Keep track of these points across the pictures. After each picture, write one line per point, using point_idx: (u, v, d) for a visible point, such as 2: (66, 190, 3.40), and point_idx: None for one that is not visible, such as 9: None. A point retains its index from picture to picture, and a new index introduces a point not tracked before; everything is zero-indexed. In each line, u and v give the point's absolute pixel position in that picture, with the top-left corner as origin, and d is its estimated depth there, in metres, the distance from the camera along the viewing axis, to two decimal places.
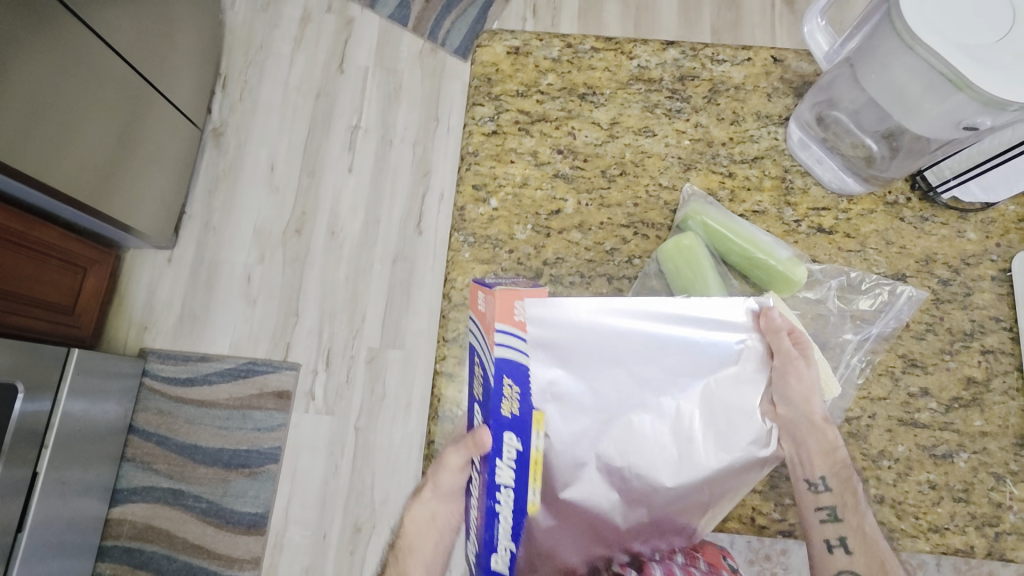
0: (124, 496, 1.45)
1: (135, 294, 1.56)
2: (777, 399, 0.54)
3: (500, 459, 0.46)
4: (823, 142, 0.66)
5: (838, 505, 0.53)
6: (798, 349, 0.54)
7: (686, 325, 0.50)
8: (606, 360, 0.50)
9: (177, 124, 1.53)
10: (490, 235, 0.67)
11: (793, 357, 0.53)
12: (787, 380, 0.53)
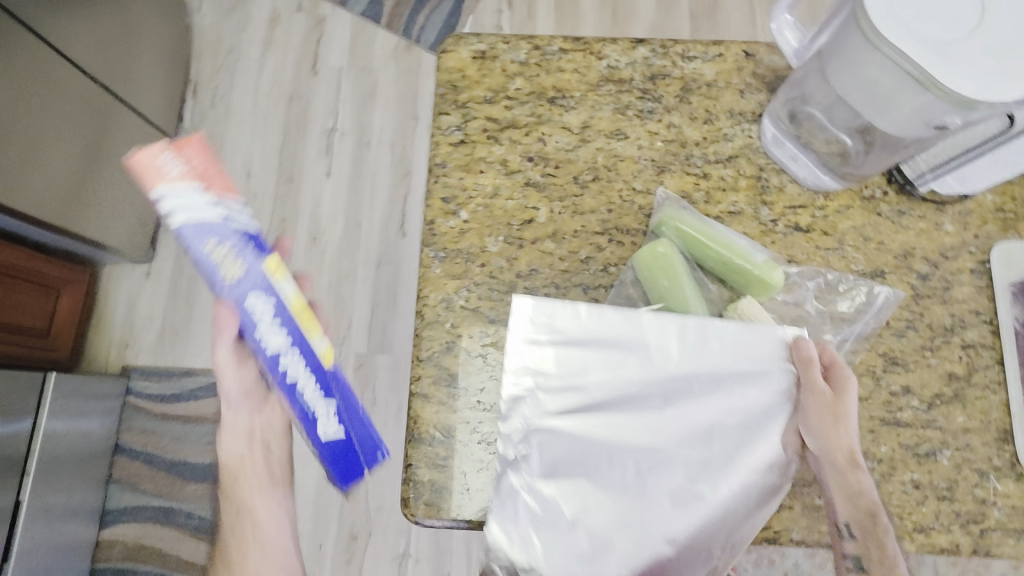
0: (113, 517, 1.43)
1: (114, 311, 1.54)
2: (803, 431, 0.54)
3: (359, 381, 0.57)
4: (797, 139, 0.65)
5: (865, 557, 0.54)
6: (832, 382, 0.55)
7: (719, 353, 0.53)
8: (583, 373, 0.53)
9: (147, 135, 1.48)
10: (462, 248, 0.65)
11: (819, 390, 0.54)
12: (810, 411, 0.54)
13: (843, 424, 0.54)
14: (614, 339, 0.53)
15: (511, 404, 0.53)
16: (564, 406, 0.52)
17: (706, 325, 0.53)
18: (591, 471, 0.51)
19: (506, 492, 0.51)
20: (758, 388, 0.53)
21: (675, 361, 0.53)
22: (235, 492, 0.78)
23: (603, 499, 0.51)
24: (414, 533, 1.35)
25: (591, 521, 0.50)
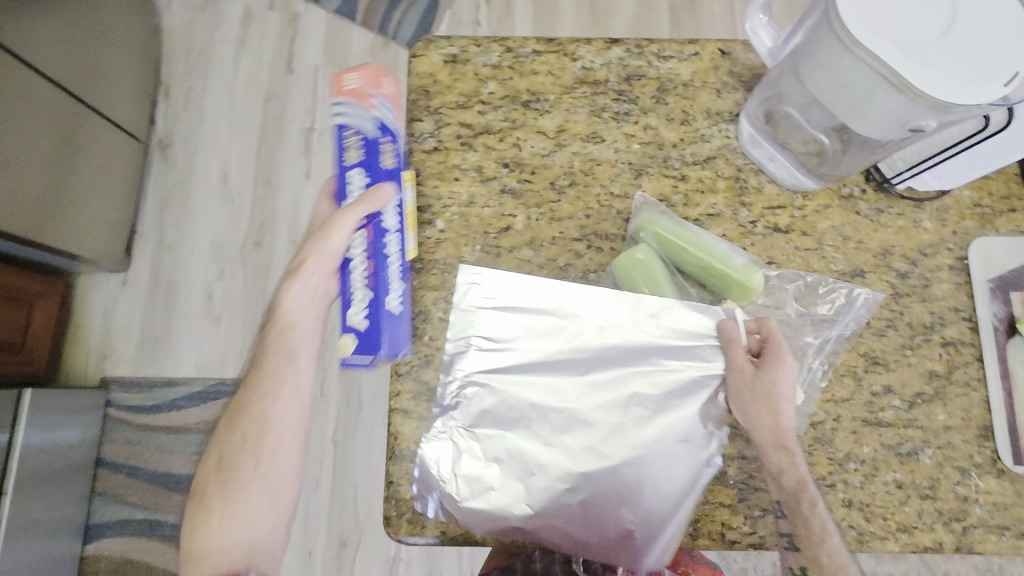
0: (98, 531, 1.41)
1: (91, 322, 1.50)
2: (737, 412, 0.57)
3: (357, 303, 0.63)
4: (773, 138, 0.64)
5: (795, 535, 0.56)
6: (768, 360, 0.57)
7: (643, 331, 0.58)
8: (518, 339, 0.59)
9: (118, 141, 1.44)
10: (439, 258, 0.64)
11: (746, 369, 0.57)
12: (742, 391, 0.57)
13: (771, 392, 0.56)
14: (545, 309, 0.59)
15: (452, 360, 0.58)
16: (501, 366, 0.58)
17: (637, 300, 0.58)
18: (516, 423, 0.57)
19: (437, 437, 0.57)
20: (682, 359, 0.59)
21: (598, 330, 0.59)
22: (276, 347, 0.66)
23: (522, 448, 0.57)
24: None
25: (508, 465, 0.56)
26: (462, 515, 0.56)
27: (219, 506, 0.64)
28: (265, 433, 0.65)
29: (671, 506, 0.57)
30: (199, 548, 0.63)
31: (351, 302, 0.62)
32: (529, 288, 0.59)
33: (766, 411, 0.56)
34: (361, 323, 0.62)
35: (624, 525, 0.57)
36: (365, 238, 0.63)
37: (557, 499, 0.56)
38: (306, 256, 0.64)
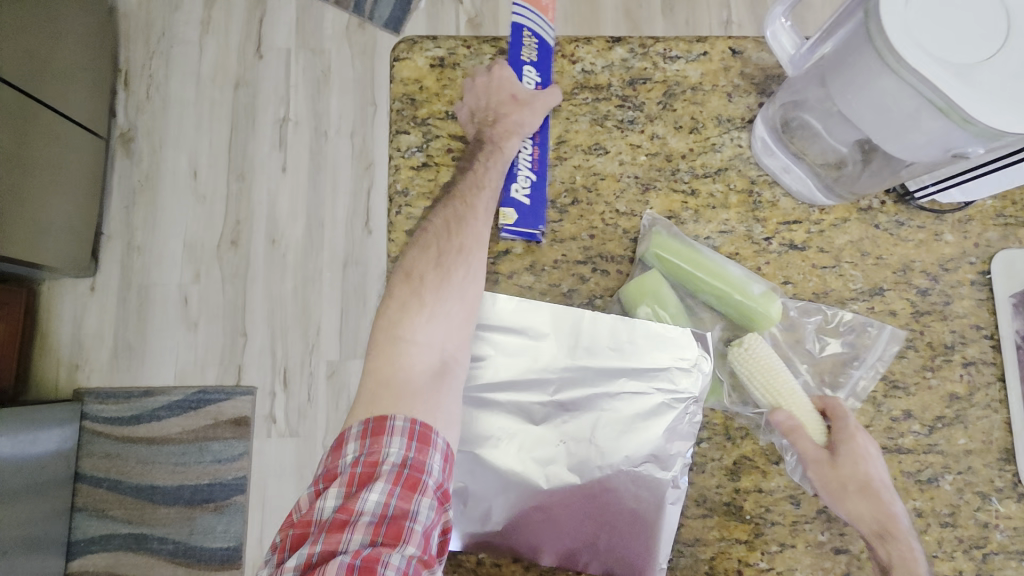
0: (81, 548, 1.36)
1: (60, 330, 1.42)
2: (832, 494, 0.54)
3: (516, 183, 0.60)
4: (788, 148, 0.59)
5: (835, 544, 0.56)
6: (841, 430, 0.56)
7: (605, 348, 0.56)
8: (490, 356, 0.56)
9: (75, 136, 1.33)
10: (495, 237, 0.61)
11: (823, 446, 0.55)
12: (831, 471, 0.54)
13: (861, 479, 0.54)
14: (514, 326, 0.56)
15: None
16: (474, 385, 0.55)
17: (597, 317, 0.56)
18: (485, 442, 0.55)
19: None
20: (649, 377, 0.56)
21: (568, 351, 0.56)
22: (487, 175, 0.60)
23: (490, 469, 0.54)
24: None
25: (475, 484, 0.54)
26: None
27: (430, 302, 0.55)
28: (479, 248, 0.58)
29: (634, 523, 0.54)
30: (400, 338, 0.54)
31: (517, 178, 0.60)
32: (506, 306, 0.56)
33: (857, 499, 0.53)
34: (524, 200, 0.59)
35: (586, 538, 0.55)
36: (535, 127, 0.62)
37: (522, 516, 0.54)
38: (496, 117, 0.60)
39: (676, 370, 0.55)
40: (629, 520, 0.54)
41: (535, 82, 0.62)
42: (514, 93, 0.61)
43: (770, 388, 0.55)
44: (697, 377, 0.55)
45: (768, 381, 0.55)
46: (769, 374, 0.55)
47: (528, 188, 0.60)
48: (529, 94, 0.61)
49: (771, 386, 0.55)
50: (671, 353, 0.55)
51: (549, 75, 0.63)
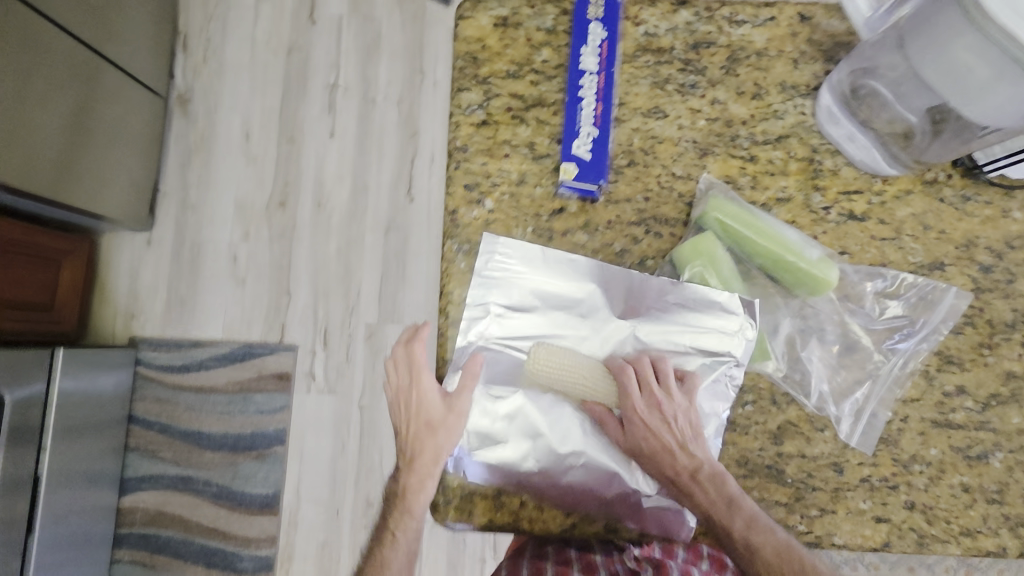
0: (133, 485, 1.44)
1: (117, 281, 1.50)
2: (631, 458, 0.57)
3: (578, 139, 0.59)
4: (855, 116, 0.58)
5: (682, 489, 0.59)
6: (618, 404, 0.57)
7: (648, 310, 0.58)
8: (534, 309, 0.58)
9: (137, 96, 1.38)
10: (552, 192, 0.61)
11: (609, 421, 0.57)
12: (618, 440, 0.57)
13: (651, 453, 0.56)
14: (563, 281, 0.58)
15: (469, 325, 0.58)
16: (518, 335, 0.58)
17: (647, 280, 0.57)
18: (527, 388, 0.57)
19: (450, 397, 0.57)
20: (693, 339, 0.58)
21: (616, 312, 0.58)
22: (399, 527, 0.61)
23: (532, 415, 0.57)
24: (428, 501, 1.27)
25: (516, 425, 0.57)
26: (469, 472, 0.57)
27: None
28: None
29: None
30: None
31: (577, 134, 0.59)
32: (557, 264, 0.58)
33: (661, 466, 0.55)
34: (586, 155, 0.59)
35: (623, 488, 0.58)
36: (598, 83, 0.60)
37: (563, 462, 0.57)
38: (419, 444, 0.56)
39: (722, 334, 0.57)
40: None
41: (601, 37, 0.60)
42: (428, 418, 0.56)
43: (573, 392, 0.57)
44: (739, 342, 0.57)
45: (572, 383, 0.56)
46: (573, 375, 0.56)
47: (590, 144, 0.59)
48: (439, 415, 0.56)
49: (571, 389, 0.57)
50: (718, 318, 0.57)
51: (615, 30, 0.61)
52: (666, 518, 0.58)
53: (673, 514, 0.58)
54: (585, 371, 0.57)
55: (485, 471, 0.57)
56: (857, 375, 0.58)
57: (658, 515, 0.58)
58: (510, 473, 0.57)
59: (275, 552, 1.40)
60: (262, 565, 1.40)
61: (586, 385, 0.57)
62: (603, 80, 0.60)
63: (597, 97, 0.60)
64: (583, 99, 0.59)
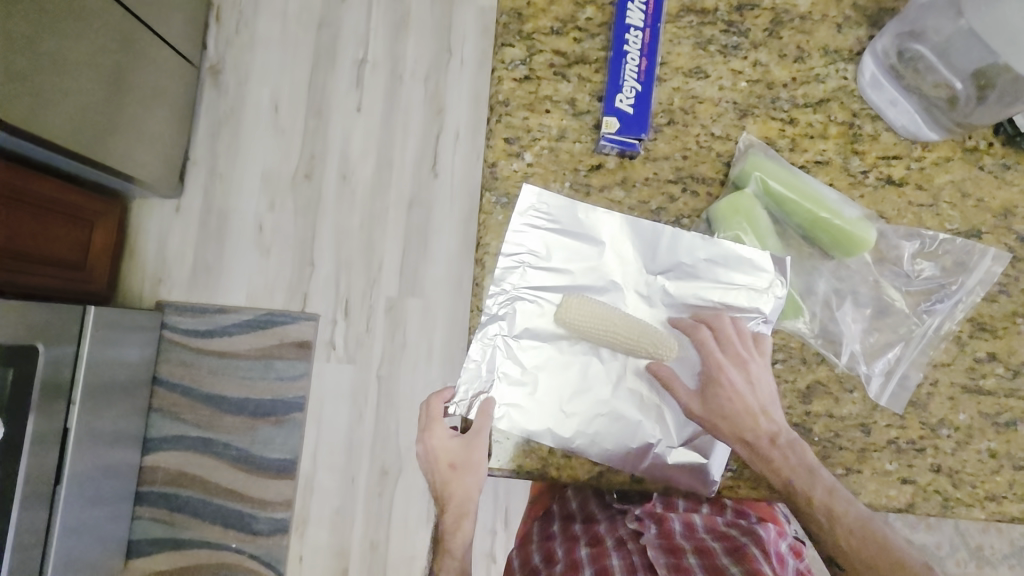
0: (155, 444, 1.47)
1: (146, 245, 1.53)
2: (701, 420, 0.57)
3: (620, 94, 0.59)
4: (899, 81, 0.59)
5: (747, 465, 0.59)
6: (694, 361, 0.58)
7: (679, 268, 0.58)
8: (566, 261, 0.58)
9: (172, 62, 1.40)
10: (593, 145, 0.61)
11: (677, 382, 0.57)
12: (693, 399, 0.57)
13: (732, 413, 0.56)
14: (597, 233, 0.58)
15: (503, 275, 0.58)
16: (549, 286, 0.58)
17: (678, 235, 0.57)
18: (557, 339, 0.58)
19: (480, 345, 0.57)
20: (722, 295, 0.58)
21: (648, 266, 0.58)
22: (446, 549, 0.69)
23: (559, 363, 0.58)
24: None
25: (545, 376, 0.58)
26: (498, 420, 0.57)
27: None
28: None
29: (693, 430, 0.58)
30: None
31: (621, 88, 0.59)
32: (592, 215, 0.58)
33: (740, 427, 0.56)
34: (628, 109, 0.59)
35: (647, 441, 0.58)
36: (643, 38, 0.60)
37: (592, 415, 0.57)
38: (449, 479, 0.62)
39: (751, 290, 0.57)
40: (688, 427, 0.58)
41: None
42: (452, 460, 0.60)
43: (604, 339, 0.57)
44: (769, 299, 0.58)
45: (601, 330, 0.56)
46: (602, 323, 0.56)
47: (633, 98, 0.59)
48: (462, 454, 0.59)
49: (599, 336, 0.57)
50: (748, 275, 0.57)
51: None
52: (690, 472, 0.58)
53: (696, 469, 0.58)
54: (614, 319, 0.57)
55: (514, 418, 0.57)
56: (889, 338, 0.59)
57: (680, 469, 0.58)
58: (538, 421, 0.57)
59: (291, 515, 1.42)
60: (278, 528, 1.42)
61: (616, 333, 0.56)
62: (648, 36, 0.60)
63: (642, 52, 0.60)
64: (627, 53, 0.59)
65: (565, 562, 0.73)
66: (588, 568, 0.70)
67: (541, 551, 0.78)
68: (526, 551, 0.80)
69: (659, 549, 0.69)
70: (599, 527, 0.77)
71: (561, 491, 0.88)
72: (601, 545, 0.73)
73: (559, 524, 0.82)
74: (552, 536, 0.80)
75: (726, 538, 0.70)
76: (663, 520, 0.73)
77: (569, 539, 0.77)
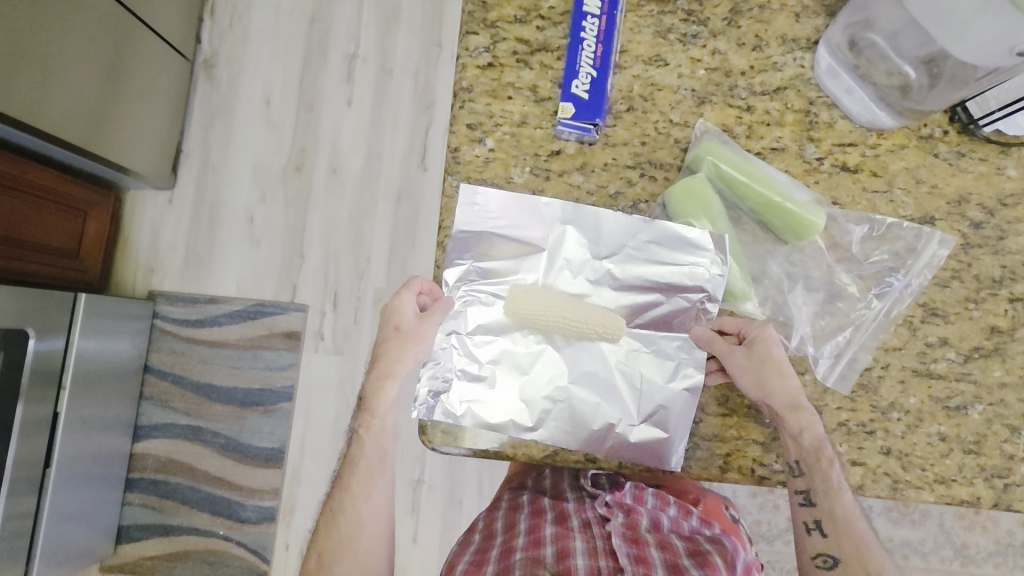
0: (146, 432, 1.49)
1: (139, 236, 1.55)
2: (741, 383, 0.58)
3: (577, 79, 0.61)
4: (853, 70, 0.59)
5: (811, 491, 0.58)
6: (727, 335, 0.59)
7: (628, 252, 0.60)
8: (513, 256, 0.61)
9: (168, 56, 1.42)
10: (553, 132, 0.62)
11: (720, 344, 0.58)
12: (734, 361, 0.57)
13: (774, 380, 0.57)
14: (545, 225, 0.60)
15: (452, 276, 0.60)
16: (500, 280, 0.61)
17: (615, 217, 0.59)
18: (508, 330, 0.60)
19: (435, 350, 0.60)
20: (664, 271, 0.60)
21: (592, 253, 0.60)
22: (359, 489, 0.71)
23: (508, 348, 0.60)
24: (429, 460, 1.30)
25: (501, 366, 0.59)
26: (457, 417, 0.58)
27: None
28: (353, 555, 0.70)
29: (653, 404, 0.59)
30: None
31: (577, 74, 0.60)
32: (534, 207, 0.59)
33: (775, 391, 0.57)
34: (584, 94, 0.60)
35: (609, 420, 0.59)
36: (600, 25, 0.61)
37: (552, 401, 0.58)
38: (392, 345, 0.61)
39: (694, 270, 0.59)
40: (647, 402, 0.59)
41: None
42: (400, 323, 0.61)
43: (552, 328, 0.59)
44: (709, 270, 0.59)
45: (552, 319, 0.58)
46: (549, 309, 0.58)
47: (589, 83, 0.60)
48: (415, 324, 0.60)
49: (551, 323, 0.58)
50: (685, 248, 0.59)
51: None
52: (655, 448, 0.58)
53: (660, 443, 0.58)
54: (563, 306, 0.58)
55: (474, 413, 0.58)
56: (841, 322, 0.60)
57: (644, 445, 0.58)
58: (500, 412, 0.58)
59: (278, 503, 1.44)
60: (265, 516, 1.44)
61: (565, 321, 0.58)
62: (605, 23, 0.61)
63: (599, 40, 0.61)
64: (584, 40, 0.61)
65: (526, 534, 0.69)
66: (550, 546, 0.65)
67: (505, 522, 0.75)
68: (492, 517, 0.78)
69: (623, 538, 0.65)
70: (566, 505, 0.75)
71: (536, 468, 0.87)
72: (566, 525, 0.70)
73: (528, 496, 0.80)
74: (519, 508, 0.77)
75: (689, 542, 0.68)
76: (631, 512, 0.71)
77: (534, 513, 0.74)
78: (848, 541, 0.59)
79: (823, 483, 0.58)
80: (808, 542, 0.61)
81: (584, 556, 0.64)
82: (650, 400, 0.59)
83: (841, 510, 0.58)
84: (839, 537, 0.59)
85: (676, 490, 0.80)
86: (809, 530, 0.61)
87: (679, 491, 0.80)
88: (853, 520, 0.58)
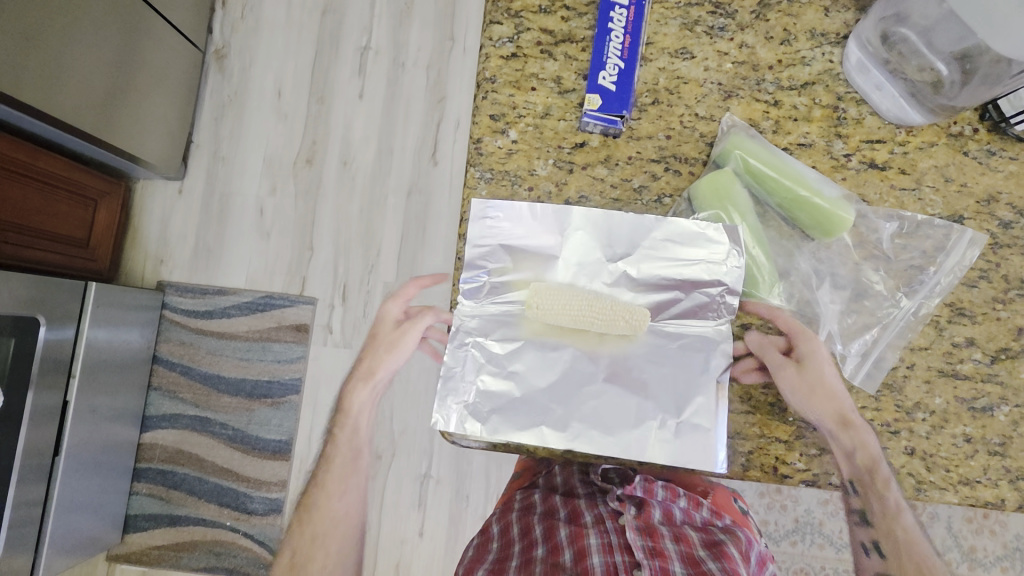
0: (153, 423, 1.49)
1: (148, 226, 1.55)
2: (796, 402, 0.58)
3: (604, 71, 0.60)
4: (885, 65, 0.58)
5: (867, 508, 0.59)
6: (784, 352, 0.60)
7: (647, 254, 0.59)
8: (530, 260, 0.60)
9: (179, 47, 1.41)
10: (580, 124, 0.62)
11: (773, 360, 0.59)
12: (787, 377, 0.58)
13: (826, 395, 0.58)
14: (554, 224, 0.58)
15: (468, 292, 0.59)
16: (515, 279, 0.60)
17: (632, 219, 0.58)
18: (529, 338, 0.60)
19: (455, 355, 0.58)
20: (683, 271, 0.58)
21: (607, 252, 0.59)
22: None
23: (529, 351, 0.59)
24: (437, 454, 1.30)
25: (521, 369, 0.59)
26: (485, 429, 0.57)
27: None
28: None
29: (685, 406, 0.57)
30: None
31: (604, 66, 0.60)
32: (545, 214, 0.58)
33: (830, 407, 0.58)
34: (610, 86, 0.60)
35: (642, 421, 0.57)
36: (628, 16, 0.60)
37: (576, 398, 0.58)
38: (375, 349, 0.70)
39: (711, 263, 0.58)
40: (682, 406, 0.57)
41: None
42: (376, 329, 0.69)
43: (579, 321, 0.59)
44: (729, 269, 0.58)
45: (575, 307, 0.58)
46: (573, 301, 0.58)
47: (616, 75, 0.60)
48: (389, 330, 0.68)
49: (573, 312, 0.58)
50: (704, 248, 0.58)
51: None
52: (695, 454, 0.56)
53: (701, 444, 0.56)
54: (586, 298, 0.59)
55: (500, 424, 0.57)
56: (867, 320, 0.59)
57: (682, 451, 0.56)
58: (523, 419, 0.57)
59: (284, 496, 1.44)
60: (272, 508, 1.44)
61: (589, 308, 0.58)
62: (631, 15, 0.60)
63: (626, 31, 0.60)
64: (612, 30, 0.60)
65: (543, 541, 0.68)
66: (567, 549, 0.65)
67: (520, 524, 0.74)
68: (506, 520, 0.77)
69: (637, 530, 0.65)
70: (579, 502, 0.74)
71: (547, 465, 0.86)
72: (580, 522, 0.70)
73: (540, 495, 0.79)
74: (531, 508, 0.76)
75: (704, 532, 0.68)
76: (644, 505, 0.69)
77: (546, 513, 0.73)
78: (906, 555, 0.59)
79: (881, 502, 0.58)
80: (867, 562, 0.60)
81: (599, 554, 0.63)
82: (685, 397, 0.57)
83: (897, 524, 0.59)
84: (897, 555, 0.59)
85: (685, 483, 0.79)
86: (867, 552, 0.61)
87: (687, 483, 0.79)
88: (911, 536, 0.59)
